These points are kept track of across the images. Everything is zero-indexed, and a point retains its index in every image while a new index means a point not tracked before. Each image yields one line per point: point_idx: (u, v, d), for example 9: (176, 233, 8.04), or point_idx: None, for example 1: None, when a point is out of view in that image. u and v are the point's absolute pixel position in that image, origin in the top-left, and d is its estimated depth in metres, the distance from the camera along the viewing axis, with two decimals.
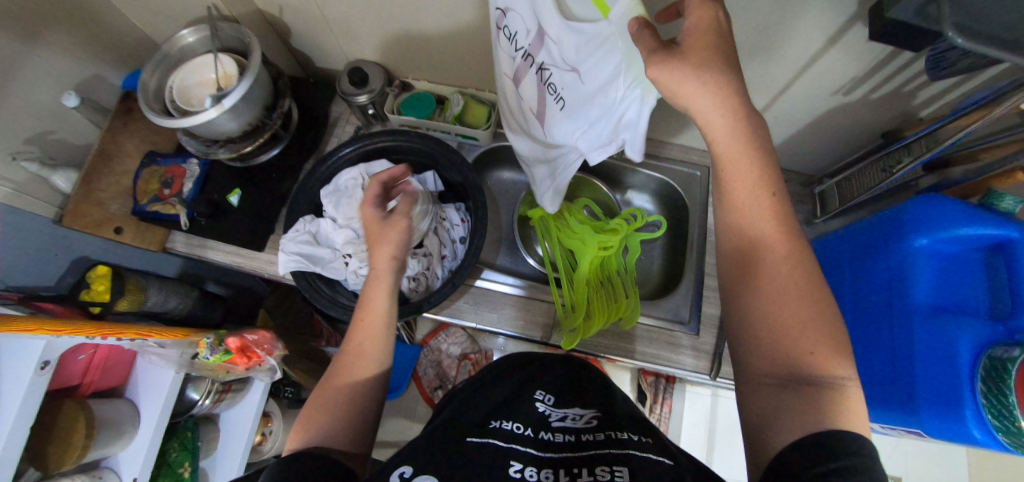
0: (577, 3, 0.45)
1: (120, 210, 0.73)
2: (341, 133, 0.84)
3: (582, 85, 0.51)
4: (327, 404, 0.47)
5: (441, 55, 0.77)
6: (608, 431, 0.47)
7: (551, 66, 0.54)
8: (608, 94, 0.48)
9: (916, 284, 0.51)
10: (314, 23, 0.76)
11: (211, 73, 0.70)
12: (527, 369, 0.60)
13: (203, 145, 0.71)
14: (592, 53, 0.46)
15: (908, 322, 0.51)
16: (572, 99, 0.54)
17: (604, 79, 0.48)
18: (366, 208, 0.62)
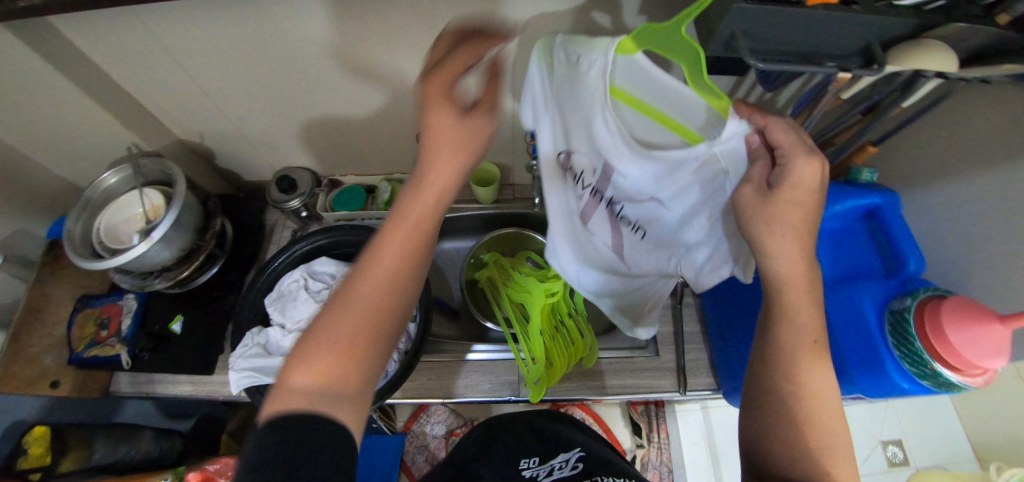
0: (653, 135, 0.40)
1: (55, 362, 0.70)
2: (280, 237, 0.87)
3: (664, 211, 0.45)
4: (321, 342, 0.36)
5: (364, 148, 0.83)
6: (595, 476, 0.52)
7: (620, 196, 0.48)
8: (699, 217, 0.44)
9: (817, 261, 0.57)
10: (238, 143, 0.81)
11: (139, 208, 0.72)
12: (512, 424, 0.64)
13: (137, 278, 0.71)
14: (681, 182, 0.40)
15: (819, 295, 0.56)
16: (654, 222, 0.48)
17: (693, 205, 0.42)
18: (442, 114, 0.37)
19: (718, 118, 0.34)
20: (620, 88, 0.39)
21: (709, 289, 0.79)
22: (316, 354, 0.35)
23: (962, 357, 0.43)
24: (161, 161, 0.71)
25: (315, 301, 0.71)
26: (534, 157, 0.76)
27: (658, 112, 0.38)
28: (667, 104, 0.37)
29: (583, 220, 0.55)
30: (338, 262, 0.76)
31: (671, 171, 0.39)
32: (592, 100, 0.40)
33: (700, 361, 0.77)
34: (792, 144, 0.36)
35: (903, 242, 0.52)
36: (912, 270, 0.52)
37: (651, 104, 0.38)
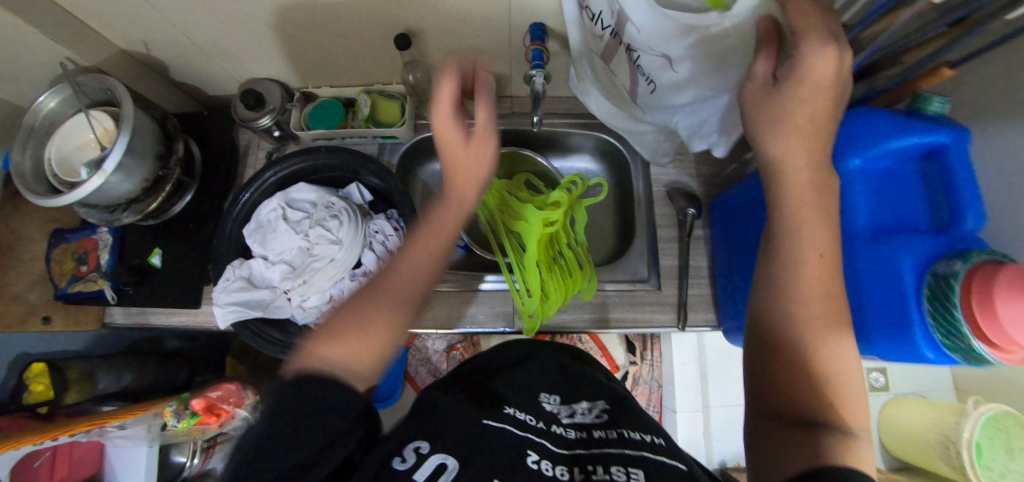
0: (677, 0, 0.47)
1: (41, 299, 0.68)
2: (255, 159, 0.78)
3: (672, 73, 0.53)
4: (342, 330, 0.43)
5: (336, 57, 0.71)
6: (620, 430, 0.45)
7: (635, 52, 0.54)
8: (702, 82, 0.52)
9: (854, 208, 0.48)
10: (189, 52, 0.69)
11: (91, 134, 0.65)
12: (533, 354, 0.61)
13: (104, 211, 0.66)
14: (681, 47, 0.49)
15: (851, 248, 0.48)
16: (659, 86, 0.57)
17: (696, 71, 0.51)
18: (465, 162, 0.56)
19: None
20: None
21: (721, 225, 0.70)
22: (338, 339, 0.42)
23: (1003, 332, 0.38)
24: (102, 78, 0.62)
25: (297, 233, 0.64)
26: (534, 63, 0.63)
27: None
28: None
29: (631, 62, 0.57)
30: (317, 188, 0.68)
31: (684, 32, 0.47)
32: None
33: (704, 297, 0.72)
34: (808, 21, 0.38)
35: (964, 193, 0.42)
36: (968, 229, 0.42)
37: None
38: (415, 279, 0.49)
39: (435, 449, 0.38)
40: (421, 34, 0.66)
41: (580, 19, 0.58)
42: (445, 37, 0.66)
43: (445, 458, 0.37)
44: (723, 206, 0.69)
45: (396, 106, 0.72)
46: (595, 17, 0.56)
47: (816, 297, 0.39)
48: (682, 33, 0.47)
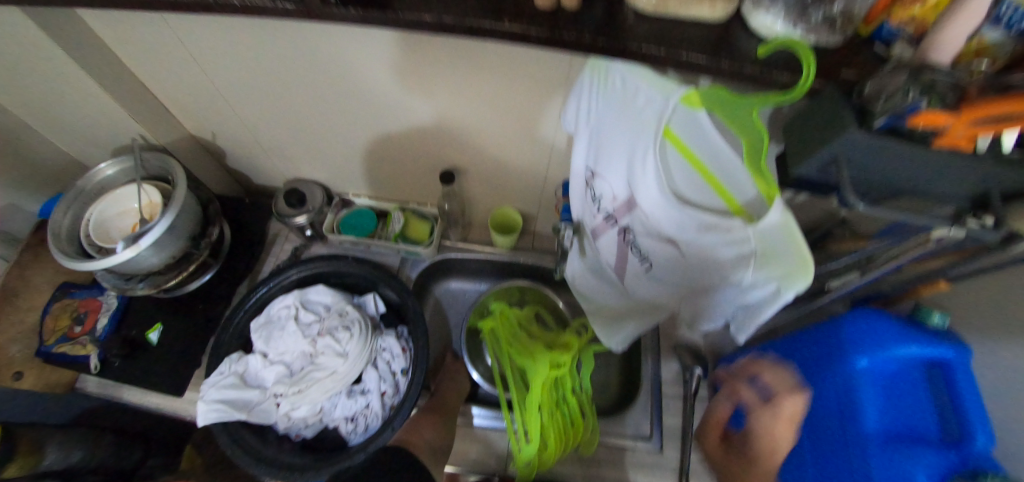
0: (693, 191, 0.46)
1: (22, 352, 0.67)
2: (279, 250, 0.79)
3: (680, 256, 0.51)
4: None
5: (384, 175, 0.76)
6: None
7: (641, 232, 0.53)
8: (710, 274, 0.49)
9: (865, 411, 0.46)
10: (250, 147, 0.75)
11: (135, 203, 0.68)
12: None
13: (120, 279, 0.66)
14: (698, 239, 0.46)
15: (864, 453, 0.46)
16: (664, 263, 0.54)
17: (705, 260, 0.48)
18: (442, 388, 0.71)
19: (764, 203, 0.40)
20: (668, 142, 0.45)
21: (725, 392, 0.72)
22: None
23: None
24: (164, 158, 0.66)
25: (304, 337, 0.65)
26: (562, 216, 0.70)
27: (705, 170, 0.45)
28: (724, 175, 0.44)
29: (626, 241, 0.57)
30: (335, 293, 0.70)
31: (702, 226, 0.45)
32: (647, 135, 0.45)
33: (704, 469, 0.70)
34: None
35: (973, 411, 0.42)
36: (980, 449, 0.40)
37: (714, 177, 0.45)
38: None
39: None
40: (465, 172, 0.72)
41: (583, 196, 0.61)
42: (486, 178, 0.73)
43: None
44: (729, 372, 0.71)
45: (426, 228, 0.77)
46: (596, 199, 0.58)
47: None
48: (701, 226, 0.45)
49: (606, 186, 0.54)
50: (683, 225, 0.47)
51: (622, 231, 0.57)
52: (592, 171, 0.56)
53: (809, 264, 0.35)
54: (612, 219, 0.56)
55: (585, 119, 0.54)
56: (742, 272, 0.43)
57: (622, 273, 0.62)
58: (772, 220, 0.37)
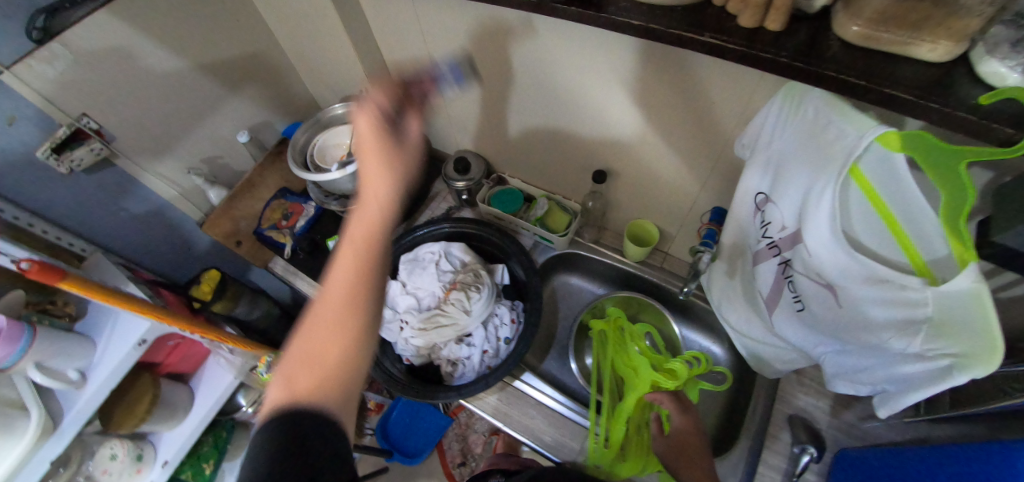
0: (874, 239, 0.44)
1: (246, 228, 0.88)
2: (435, 206, 0.93)
3: (839, 306, 0.49)
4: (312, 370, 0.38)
5: (540, 162, 0.84)
6: None
7: (800, 270, 0.53)
8: (865, 333, 0.47)
9: None
10: (437, 112, 0.88)
11: (347, 139, 0.84)
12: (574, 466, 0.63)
13: (322, 194, 0.83)
14: (863, 293, 0.45)
15: None
16: (816, 309, 0.53)
17: (867, 317, 0.46)
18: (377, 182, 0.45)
19: (955, 266, 0.37)
20: (853, 182, 0.43)
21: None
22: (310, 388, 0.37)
23: None
24: None
25: (439, 280, 0.75)
26: (704, 240, 0.70)
27: (889, 216, 0.42)
28: (909, 222, 0.40)
29: (783, 274, 0.57)
30: (473, 254, 0.79)
31: (873, 279, 0.43)
32: (830, 170, 0.44)
33: None
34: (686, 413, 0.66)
35: None
36: None
37: (903, 230, 0.41)
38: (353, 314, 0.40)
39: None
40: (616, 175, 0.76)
41: (749, 217, 0.61)
42: (633, 185, 0.76)
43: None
44: (852, 462, 0.60)
45: (565, 219, 0.83)
46: (764, 223, 0.58)
47: None
48: (873, 279, 0.44)
49: (778, 212, 0.54)
50: (852, 272, 0.45)
51: (783, 263, 0.57)
52: (765, 197, 0.56)
53: (997, 350, 0.34)
54: (778, 248, 0.57)
55: (765, 143, 0.53)
56: (915, 335, 0.41)
57: (773, 305, 0.61)
58: (958, 286, 0.35)
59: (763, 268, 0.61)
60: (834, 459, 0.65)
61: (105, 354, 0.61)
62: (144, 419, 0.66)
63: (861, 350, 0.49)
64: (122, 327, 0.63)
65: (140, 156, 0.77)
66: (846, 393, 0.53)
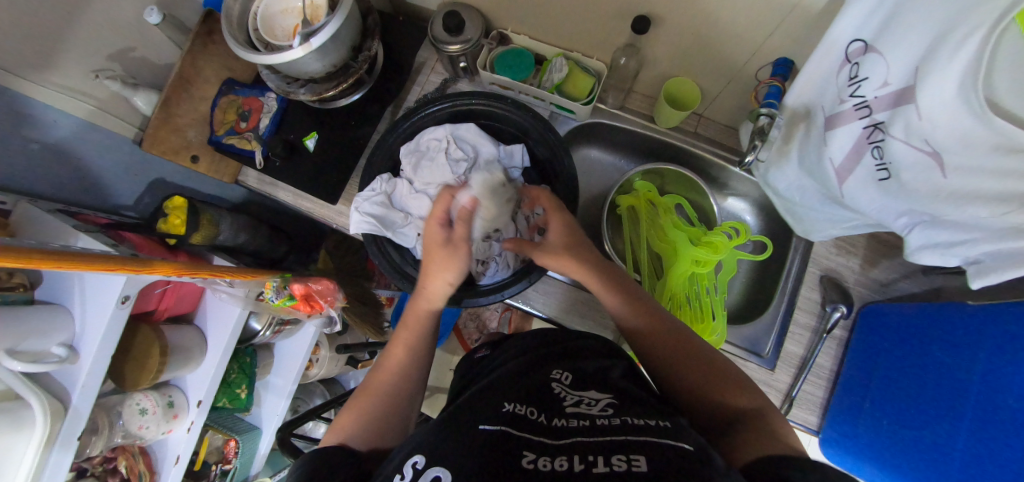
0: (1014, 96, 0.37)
1: (198, 138, 0.71)
2: (424, 81, 0.76)
3: (938, 176, 0.43)
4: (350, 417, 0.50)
5: (556, 11, 0.66)
6: (623, 415, 0.42)
7: (896, 133, 0.45)
8: (961, 208, 0.42)
9: None
10: None
11: (298, 2, 0.63)
12: (551, 346, 0.59)
13: (283, 81, 0.65)
14: (981, 161, 0.39)
15: None
16: (903, 179, 0.46)
17: (974, 189, 0.41)
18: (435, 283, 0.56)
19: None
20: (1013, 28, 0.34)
21: (866, 337, 0.69)
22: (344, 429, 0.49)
23: None
24: None
25: (452, 173, 0.66)
26: (766, 99, 0.60)
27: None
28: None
29: (867, 139, 0.49)
30: (486, 137, 0.68)
31: (1004, 147, 0.38)
32: (991, 8, 0.35)
33: (814, 398, 0.72)
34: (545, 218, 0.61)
35: None
36: None
37: None
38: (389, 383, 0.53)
39: (433, 462, 0.38)
40: (660, 23, 0.61)
41: (835, 73, 0.52)
42: (681, 36, 0.62)
43: (440, 473, 0.37)
44: (881, 316, 0.68)
45: (587, 82, 0.70)
46: (856, 80, 0.49)
47: (691, 373, 0.51)
48: (999, 147, 0.38)
49: (878, 62, 0.46)
50: (970, 132, 0.39)
51: (872, 127, 0.48)
52: (866, 45, 0.47)
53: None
54: (865, 110, 0.49)
55: None
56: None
57: (837, 178, 0.54)
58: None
59: (833, 138, 0.53)
60: (859, 315, 0.72)
61: (85, 323, 0.53)
62: (161, 371, 0.63)
63: (943, 229, 0.45)
64: (92, 293, 0.53)
65: (25, 65, 0.55)
66: (933, 264, 0.48)
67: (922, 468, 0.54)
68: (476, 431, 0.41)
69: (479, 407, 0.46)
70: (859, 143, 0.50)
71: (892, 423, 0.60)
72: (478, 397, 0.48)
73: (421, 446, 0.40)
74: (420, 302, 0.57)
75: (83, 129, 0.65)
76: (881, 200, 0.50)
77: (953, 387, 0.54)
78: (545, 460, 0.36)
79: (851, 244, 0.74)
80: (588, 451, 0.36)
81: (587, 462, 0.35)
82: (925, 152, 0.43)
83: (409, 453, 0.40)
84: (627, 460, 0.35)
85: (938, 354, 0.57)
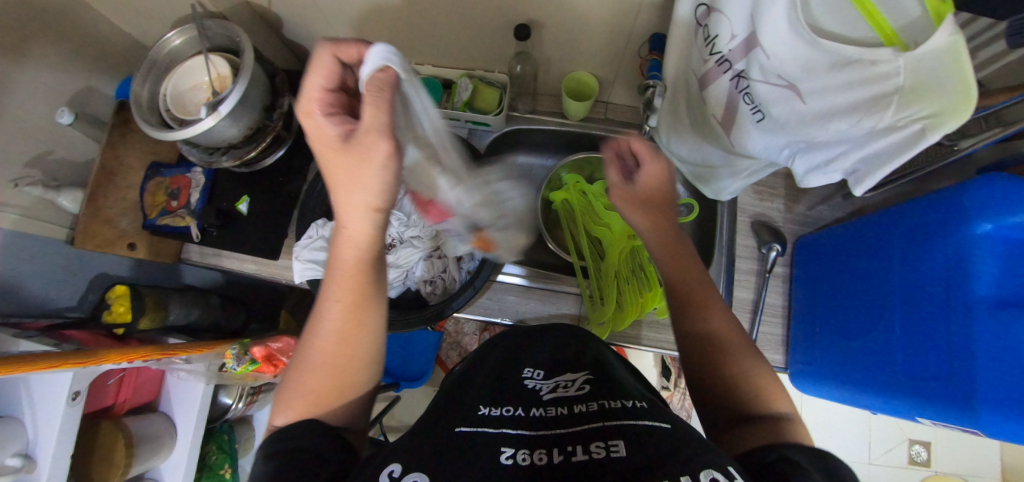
0: (835, 23, 0.43)
1: (130, 225, 0.72)
2: None
3: (801, 104, 0.47)
4: (302, 382, 0.44)
5: (447, 35, 0.72)
6: (600, 400, 0.43)
7: (757, 76, 0.50)
8: (827, 126, 0.46)
9: (976, 276, 0.45)
10: (309, 12, 0.69)
11: (204, 76, 0.66)
12: (523, 338, 0.60)
13: (204, 152, 0.67)
14: (826, 81, 0.44)
15: (967, 317, 0.46)
16: (775, 114, 0.51)
17: (831, 107, 0.45)
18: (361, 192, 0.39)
19: (932, 24, 0.36)
20: None
21: (803, 266, 0.72)
22: (293, 401, 0.43)
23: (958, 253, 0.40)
24: (228, 25, 0.63)
25: None
26: (650, 73, 0.67)
27: None
28: None
29: (737, 88, 0.54)
30: None
31: (838, 63, 0.42)
32: None
33: (774, 337, 0.75)
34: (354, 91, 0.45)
35: None
36: None
37: None
38: (350, 331, 0.44)
39: (411, 468, 0.34)
40: (540, 27, 0.67)
41: (694, 40, 0.58)
42: (563, 31, 0.67)
43: (419, 480, 0.34)
44: (810, 247, 0.72)
45: (494, 94, 0.74)
46: (710, 39, 0.55)
47: (730, 348, 0.47)
48: (834, 64, 0.42)
49: (722, 19, 0.51)
50: (810, 60, 0.44)
51: (736, 76, 0.53)
52: (707, 6, 0.53)
53: (973, 98, 0.35)
54: (727, 63, 0.54)
55: None
56: (883, 109, 0.40)
57: (726, 127, 0.59)
58: (933, 45, 0.34)
59: (715, 92, 0.58)
60: (794, 249, 0.76)
61: (39, 427, 0.52)
62: (128, 464, 0.61)
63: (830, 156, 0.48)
64: (39, 395, 0.52)
65: None
66: (819, 185, 0.52)
67: (877, 374, 0.56)
68: (455, 432, 0.40)
69: (454, 407, 0.45)
70: (734, 90, 0.55)
71: (839, 339, 0.63)
72: (451, 398, 0.48)
73: (397, 454, 0.36)
74: (344, 247, 0.42)
75: (9, 239, 0.66)
76: (768, 137, 0.54)
77: (880, 290, 0.57)
78: (524, 454, 0.36)
79: (771, 186, 0.79)
80: (566, 442, 0.37)
81: (566, 452, 0.36)
82: (785, 85, 0.47)
83: (386, 459, 0.36)
84: (605, 445, 0.36)
85: (860, 265, 0.61)
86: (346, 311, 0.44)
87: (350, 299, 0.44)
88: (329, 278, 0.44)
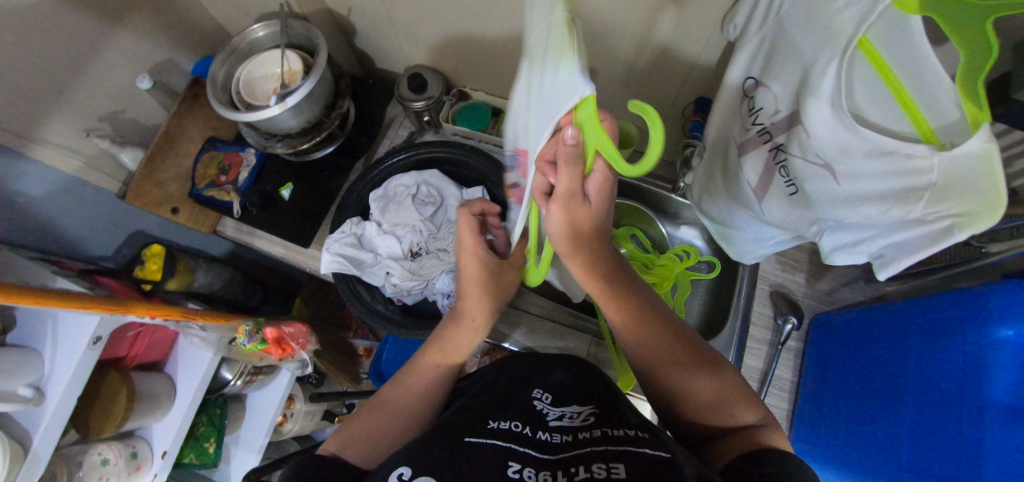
0: (876, 112, 0.45)
1: (178, 191, 0.76)
2: (394, 134, 0.86)
3: (834, 184, 0.49)
4: (365, 425, 0.52)
5: (504, 67, 0.77)
6: (604, 428, 0.43)
7: (795, 152, 0.52)
8: (857, 209, 0.48)
9: (993, 379, 0.44)
10: (382, 26, 0.75)
11: (277, 68, 0.71)
12: (537, 362, 0.60)
13: (262, 136, 0.72)
14: (862, 167, 0.45)
15: (979, 418, 0.45)
16: (809, 190, 0.53)
17: (863, 192, 0.46)
18: (480, 304, 0.59)
19: (967, 129, 0.38)
20: (858, 54, 0.44)
21: (817, 344, 0.72)
22: (352, 437, 0.51)
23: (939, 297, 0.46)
24: (309, 28, 0.69)
25: (418, 213, 0.72)
26: (692, 132, 0.70)
27: (902, 93, 0.42)
28: (922, 97, 0.41)
29: (775, 160, 0.56)
30: (450, 182, 0.75)
31: (875, 152, 0.44)
32: (836, 44, 0.44)
33: (778, 411, 0.74)
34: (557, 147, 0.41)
35: None
36: None
37: (899, 86, 0.42)
38: (427, 399, 0.57)
39: (419, 473, 0.38)
40: (592, 73, 0.71)
41: (738, 108, 0.61)
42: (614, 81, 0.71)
43: None
44: (826, 325, 0.71)
45: None
46: (754, 110, 0.58)
47: (688, 361, 0.51)
48: (871, 153, 0.44)
49: (768, 92, 0.55)
50: (849, 144, 0.46)
51: (775, 149, 0.56)
52: (755, 80, 0.56)
53: (1001, 204, 0.35)
54: (768, 135, 0.56)
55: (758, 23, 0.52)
56: (917, 202, 0.42)
57: (759, 194, 0.61)
58: (967, 150, 0.36)
59: (755, 159, 0.60)
60: (811, 326, 0.75)
61: (55, 365, 0.54)
62: (126, 417, 0.62)
63: (863, 237, 0.49)
64: (64, 333, 0.55)
65: (17, 122, 0.60)
66: (843, 265, 0.53)
67: (881, 463, 0.55)
68: (462, 444, 0.41)
69: (460, 420, 0.46)
70: (772, 162, 0.57)
71: (847, 423, 0.62)
72: (455, 412, 0.48)
73: (407, 458, 0.39)
74: (450, 332, 0.60)
75: (68, 183, 0.70)
76: (801, 211, 0.56)
77: (895, 380, 0.56)
78: (529, 471, 0.37)
79: (794, 259, 0.80)
80: (570, 464, 0.37)
81: (569, 474, 0.36)
82: (820, 165, 0.50)
83: (397, 462, 0.40)
84: (606, 468, 0.36)
85: (876, 353, 0.61)
86: (434, 377, 0.58)
87: (443, 373, 0.58)
88: (426, 350, 0.59)
